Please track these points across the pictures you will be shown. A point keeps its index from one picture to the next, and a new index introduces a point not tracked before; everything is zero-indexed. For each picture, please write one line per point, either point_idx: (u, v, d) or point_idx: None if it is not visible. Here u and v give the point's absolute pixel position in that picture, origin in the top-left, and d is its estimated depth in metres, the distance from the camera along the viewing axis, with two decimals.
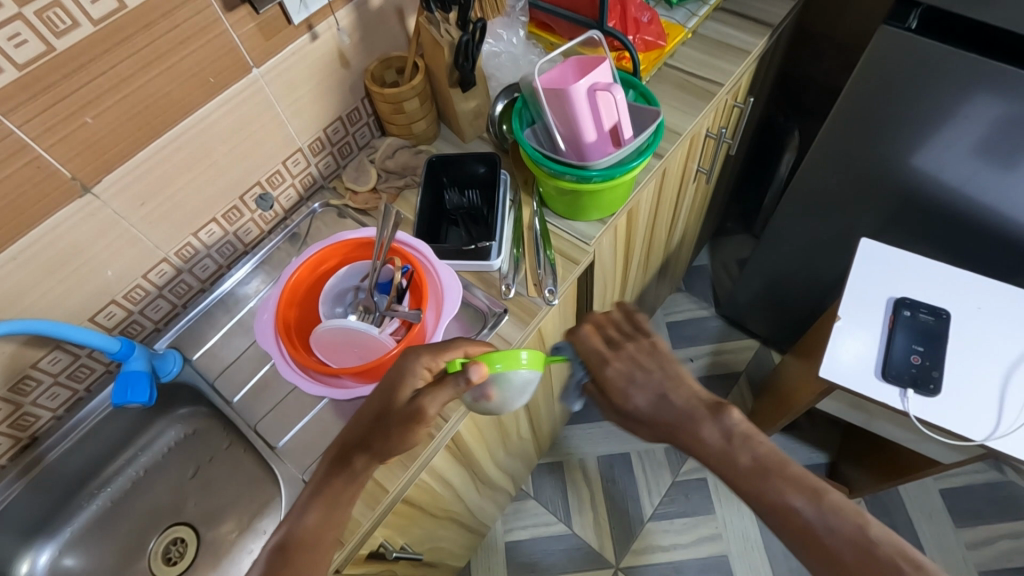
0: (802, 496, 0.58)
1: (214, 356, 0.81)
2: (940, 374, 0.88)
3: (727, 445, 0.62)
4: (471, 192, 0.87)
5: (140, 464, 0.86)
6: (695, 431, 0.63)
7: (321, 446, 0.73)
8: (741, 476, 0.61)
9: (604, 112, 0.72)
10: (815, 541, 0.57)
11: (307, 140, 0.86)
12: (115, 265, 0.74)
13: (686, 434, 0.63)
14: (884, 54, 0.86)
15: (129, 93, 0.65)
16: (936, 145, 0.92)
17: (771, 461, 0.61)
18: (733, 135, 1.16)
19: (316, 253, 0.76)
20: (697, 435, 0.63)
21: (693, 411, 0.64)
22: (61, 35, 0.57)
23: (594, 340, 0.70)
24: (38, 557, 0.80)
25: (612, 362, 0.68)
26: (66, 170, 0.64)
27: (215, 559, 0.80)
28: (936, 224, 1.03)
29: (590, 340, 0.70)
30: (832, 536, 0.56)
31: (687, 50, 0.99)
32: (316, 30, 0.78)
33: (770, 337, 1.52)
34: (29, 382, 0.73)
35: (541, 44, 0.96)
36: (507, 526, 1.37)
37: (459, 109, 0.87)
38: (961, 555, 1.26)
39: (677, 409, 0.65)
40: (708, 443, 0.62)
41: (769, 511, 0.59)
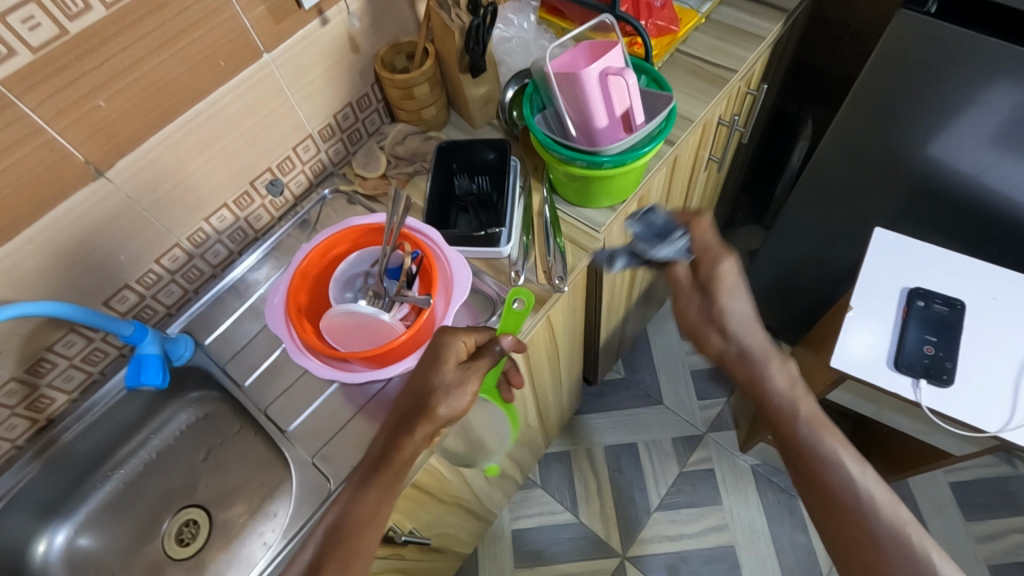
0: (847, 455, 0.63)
1: (225, 340, 0.82)
2: (953, 365, 0.87)
3: (792, 403, 0.65)
4: (481, 178, 0.86)
5: (152, 447, 0.87)
6: (761, 375, 0.66)
7: (332, 430, 0.74)
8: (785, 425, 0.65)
9: (615, 97, 0.71)
10: (836, 504, 0.61)
11: (317, 126, 0.86)
12: (127, 249, 0.74)
13: (754, 375, 0.66)
14: (903, 40, 0.84)
15: (141, 76, 0.65)
16: (953, 133, 0.90)
17: (824, 423, 0.64)
18: (745, 124, 1.14)
19: (327, 238, 0.76)
20: (764, 375, 0.66)
21: (768, 351, 0.66)
22: (74, 18, 0.58)
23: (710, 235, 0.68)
24: (53, 536, 0.81)
25: (718, 272, 0.66)
26: (79, 153, 0.64)
27: (226, 542, 0.80)
28: (952, 213, 1.02)
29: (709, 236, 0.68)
30: (868, 516, 0.60)
31: (699, 36, 0.97)
32: (326, 15, 0.77)
33: (779, 329, 1.51)
34: (45, 364, 0.74)
35: (551, 30, 0.95)
36: (514, 514, 1.37)
37: (470, 94, 0.86)
38: (971, 547, 1.26)
39: (760, 343, 0.66)
40: (776, 385, 0.65)
41: (809, 470, 0.63)
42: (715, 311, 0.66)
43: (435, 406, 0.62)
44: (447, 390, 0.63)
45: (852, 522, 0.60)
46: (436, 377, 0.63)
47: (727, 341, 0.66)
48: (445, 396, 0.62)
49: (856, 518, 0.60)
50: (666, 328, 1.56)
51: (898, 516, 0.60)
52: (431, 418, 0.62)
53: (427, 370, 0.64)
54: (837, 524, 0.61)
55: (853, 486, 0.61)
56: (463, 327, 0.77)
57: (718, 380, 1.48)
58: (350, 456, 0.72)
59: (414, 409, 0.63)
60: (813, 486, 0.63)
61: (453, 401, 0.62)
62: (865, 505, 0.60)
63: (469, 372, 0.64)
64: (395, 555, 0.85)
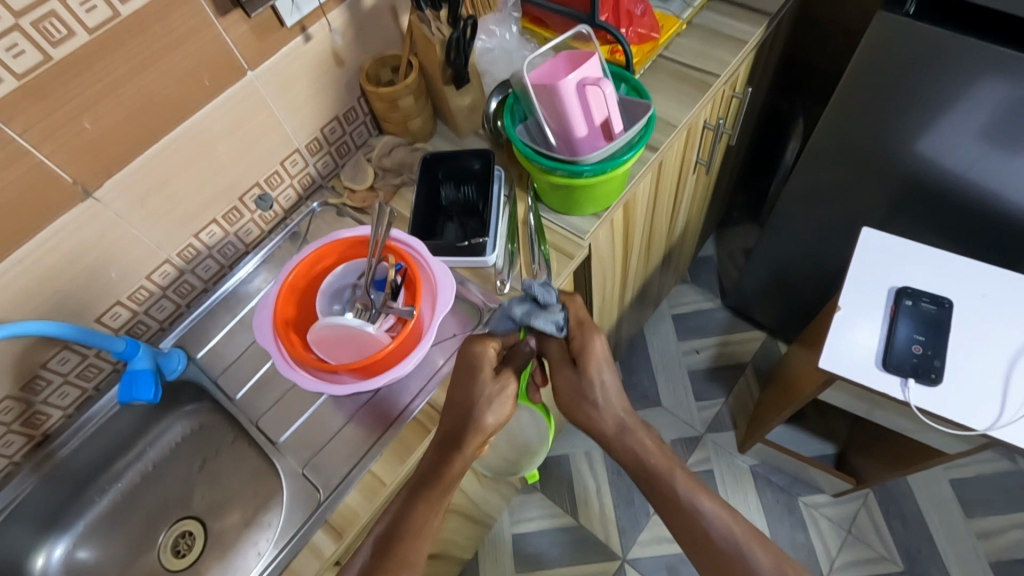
0: (713, 503, 0.67)
1: (218, 353, 0.83)
2: (942, 364, 0.87)
3: (664, 462, 0.68)
4: (467, 188, 0.85)
5: (148, 459, 0.88)
6: (624, 441, 0.68)
7: (321, 441, 0.75)
8: (658, 489, 0.68)
9: (594, 106, 0.72)
10: (716, 551, 0.66)
11: (304, 140, 0.87)
12: (118, 266, 0.76)
13: (622, 445, 0.68)
14: (885, 39, 0.85)
15: (126, 97, 0.66)
16: (939, 130, 0.90)
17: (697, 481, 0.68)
18: (733, 126, 1.15)
19: (313, 252, 0.77)
20: (630, 444, 0.68)
21: (628, 422, 0.68)
22: (58, 44, 0.59)
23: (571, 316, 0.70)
24: (52, 550, 0.82)
25: (592, 347, 0.67)
26: (67, 175, 0.66)
27: (221, 552, 0.82)
28: (941, 210, 1.02)
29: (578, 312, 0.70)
30: (748, 560, 0.65)
31: (683, 41, 0.98)
32: (309, 32, 0.79)
33: (776, 328, 1.51)
34: (40, 381, 0.76)
35: (535, 39, 0.96)
36: (513, 518, 1.38)
37: (454, 105, 0.87)
38: (971, 544, 1.25)
39: (621, 419, 0.68)
40: (648, 449, 0.68)
41: (686, 525, 0.67)
42: (584, 395, 0.68)
43: (481, 417, 0.63)
44: (488, 399, 0.64)
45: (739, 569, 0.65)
46: (477, 389, 0.64)
47: (606, 410, 0.68)
48: (486, 407, 0.64)
49: (741, 567, 0.65)
50: (662, 330, 1.56)
51: (773, 550, 0.66)
52: (479, 430, 0.63)
53: (468, 382, 0.65)
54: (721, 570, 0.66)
55: (732, 537, 0.66)
56: (450, 335, 0.79)
57: (715, 381, 1.48)
58: (341, 466, 0.72)
59: (459, 422, 0.65)
60: (691, 541, 0.68)
61: (495, 410, 0.64)
62: (743, 546, 0.66)
63: (507, 376, 0.66)
64: None
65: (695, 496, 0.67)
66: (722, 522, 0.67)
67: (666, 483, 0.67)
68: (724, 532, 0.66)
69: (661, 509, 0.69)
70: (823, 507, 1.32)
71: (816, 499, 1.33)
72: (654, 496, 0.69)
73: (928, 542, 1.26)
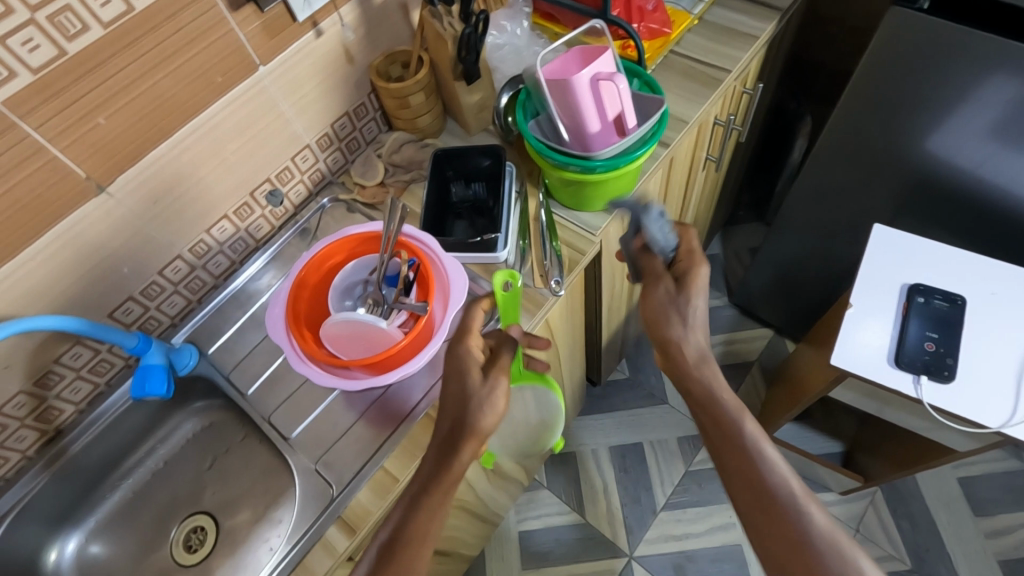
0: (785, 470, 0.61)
1: (229, 349, 0.83)
2: (954, 361, 0.87)
3: (738, 409, 0.64)
4: (477, 184, 0.87)
5: (159, 455, 0.89)
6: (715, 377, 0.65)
7: (332, 438, 0.75)
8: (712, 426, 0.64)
9: (607, 102, 0.73)
10: (774, 510, 0.58)
11: (315, 136, 0.87)
12: (131, 262, 0.76)
13: (703, 368, 0.66)
14: (897, 36, 0.84)
15: (140, 93, 0.66)
16: (950, 127, 0.90)
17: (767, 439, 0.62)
18: (742, 122, 1.15)
19: (324, 248, 0.77)
20: (710, 375, 0.65)
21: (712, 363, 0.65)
22: (72, 39, 0.59)
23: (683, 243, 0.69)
24: (64, 545, 0.83)
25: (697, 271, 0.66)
26: (80, 171, 0.66)
27: (232, 547, 0.82)
28: (951, 208, 1.01)
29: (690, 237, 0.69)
30: (802, 520, 0.58)
31: (692, 37, 0.98)
32: (320, 27, 0.78)
33: (783, 326, 1.50)
34: (53, 376, 0.76)
35: (545, 35, 0.96)
36: (520, 516, 1.38)
37: (465, 102, 0.87)
38: (979, 543, 1.25)
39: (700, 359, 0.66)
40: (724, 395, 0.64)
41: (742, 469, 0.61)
42: (681, 311, 0.66)
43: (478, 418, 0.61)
44: (481, 396, 0.62)
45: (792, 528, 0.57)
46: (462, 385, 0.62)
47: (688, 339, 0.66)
48: (482, 405, 0.61)
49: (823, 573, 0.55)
50: None
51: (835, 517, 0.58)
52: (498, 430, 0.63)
53: (459, 385, 0.63)
54: (770, 522, 0.58)
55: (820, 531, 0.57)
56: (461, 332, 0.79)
57: None
58: (353, 462, 0.73)
59: (460, 422, 0.61)
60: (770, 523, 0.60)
61: (489, 409, 0.61)
62: (799, 503, 0.58)
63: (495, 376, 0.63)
64: None
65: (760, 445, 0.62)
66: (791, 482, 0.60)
67: (733, 424, 0.63)
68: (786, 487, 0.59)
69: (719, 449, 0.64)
70: (831, 505, 1.32)
71: (824, 497, 1.33)
72: (717, 433, 0.64)
73: (936, 541, 1.26)
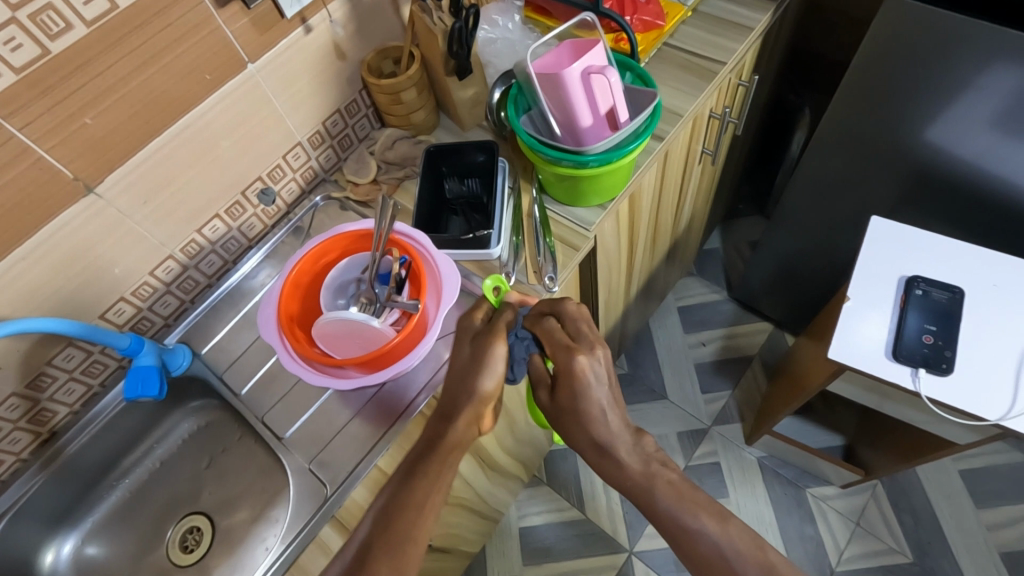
0: (711, 523, 0.60)
1: (223, 349, 0.83)
2: (953, 354, 0.86)
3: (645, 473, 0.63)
4: (471, 180, 0.86)
5: (156, 456, 0.89)
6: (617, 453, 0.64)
7: (327, 437, 0.74)
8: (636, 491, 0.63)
9: (599, 95, 0.71)
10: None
11: (306, 134, 0.87)
12: (122, 263, 0.75)
13: (611, 454, 0.64)
14: (894, 26, 0.83)
15: (127, 91, 0.66)
16: (949, 118, 0.89)
17: (688, 492, 0.62)
18: (739, 115, 1.14)
19: (316, 246, 0.76)
20: (617, 456, 0.64)
21: (618, 435, 0.64)
22: (57, 38, 0.58)
23: (557, 335, 0.64)
24: (61, 546, 0.83)
25: (573, 367, 0.61)
26: (68, 171, 0.65)
27: (229, 548, 0.82)
28: (950, 199, 1.00)
29: (556, 333, 0.64)
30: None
31: (688, 29, 0.97)
32: (309, 24, 0.78)
33: (783, 320, 1.50)
34: (45, 379, 0.76)
35: (537, 29, 0.94)
36: (520, 512, 1.38)
37: (458, 97, 0.86)
38: (981, 536, 1.24)
39: (608, 430, 0.64)
40: (628, 469, 0.63)
41: (682, 546, 0.60)
42: (582, 411, 0.63)
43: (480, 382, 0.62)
44: (478, 363, 0.63)
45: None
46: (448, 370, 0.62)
47: (590, 427, 0.63)
48: (479, 372, 0.62)
49: None
50: (667, 323, 1.56)
51: (766, 560, 0.57)
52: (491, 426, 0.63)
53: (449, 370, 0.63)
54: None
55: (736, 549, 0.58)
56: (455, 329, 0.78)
57: (722, 374, 1.47)
58: (348, 461, 0.72)
59: None
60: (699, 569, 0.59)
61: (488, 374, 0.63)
62: (732, 559, 0.58)
63: (483, 345, 0.64)
64: None
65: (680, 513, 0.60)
66: (716, 536, 0.59)
67: (649, 501, 0.62)
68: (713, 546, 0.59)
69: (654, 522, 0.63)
70: (831, 499, 1.31)
71: (824, 492, 1.32)
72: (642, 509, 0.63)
73: (938, 534, 1.25)
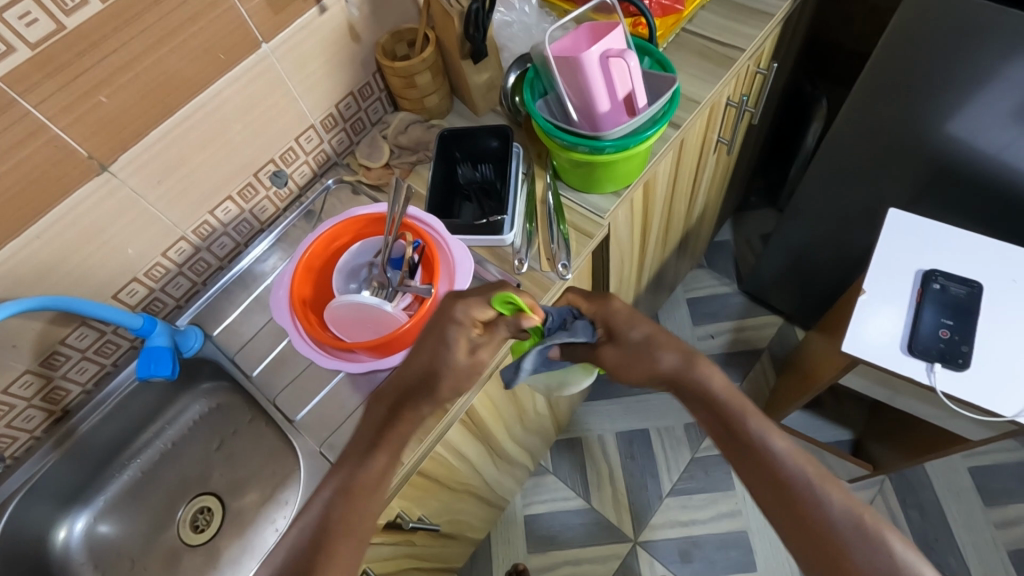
0: (789, 451, 0.60)
1: (234, 332, 0.83)
2: (970, 349, 0.85)
3: (734, 398, 0.63)
4: (484, 166, 0.85)
5: (167, 436, 0.89)
6: (709, 385, 0.63)
7: (337, 421, 0.74)
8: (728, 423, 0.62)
9: (617, 79, 0.70)
10: (799, 504, 0.58)
11: (319, 117, 0.86)
12: (135, 244, 0.75)
13: (693, 379, 0.64)
14: (919, 13, 0.81)
15: (141, 70, 0.65)
16: (972, 109, 0.87)
17: (766, 426, 0.62)
18: (755, 104, 1.12)
19: (329, 230, 0.76)
20: (701, 377, 0.64)
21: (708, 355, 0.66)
22: (72, 13, 0.58)
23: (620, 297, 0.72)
24: (74, 523, 0.84)
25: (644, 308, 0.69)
26: (83, 149, 0.65)
27: (239, 529, 0.83)
28: (971, 192, 0.99)
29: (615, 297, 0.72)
30: (821, 503, 0.58)
31: (707, 15, 0.95)
32: (324, 4, 0.77)
33: (794, 313, 1.48)
34: (59, 358, 0.76)
35: (554, 13, 0.93)
36: (526, 500, 1.38)
37: (472, 81, 0.86)
38: (989, 534, 1.24)
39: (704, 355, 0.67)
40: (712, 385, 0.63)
41: (756, 471, 0.61)
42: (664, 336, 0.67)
43: (446, 389, 0.62)
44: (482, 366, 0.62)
45: (815, 512, 0.58)
46: (460, 358, 0.62)
47: None
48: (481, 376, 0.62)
49: (813, 509, 0.58)
50: (677, 314, 1.55)
51: (846, 497, 0.58)
52: None
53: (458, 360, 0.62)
54: (800, 522, 0.58)
55: (806, 476, 0.59)
56: None
57: (731, 367, 1.46)
58: None
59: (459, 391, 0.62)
60: (776, 496, 0.59)
61: (462, 386, 0.63)
62: (816, 486, 0.58)
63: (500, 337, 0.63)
64: (406, 541, 0.87)
65: (768, 436, 0.61)
66: (797, 460, 0.60)
67: (736, 424, 0.62)
68: (800, 473, 0.59)
69: (728, 450, 0.64)
70: None
71: None
72: (725, 433, 0.63)
73: (945, 530, 1.25)
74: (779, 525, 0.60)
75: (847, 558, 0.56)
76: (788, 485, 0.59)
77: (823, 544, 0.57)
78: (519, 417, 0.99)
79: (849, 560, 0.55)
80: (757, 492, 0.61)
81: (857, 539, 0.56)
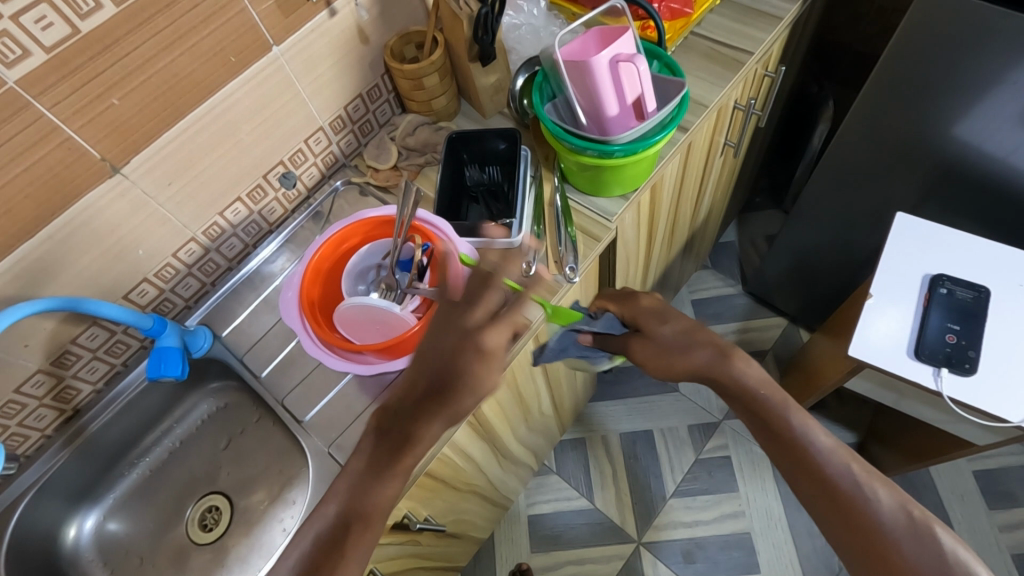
0: (826, 443, 0.64)
1: (242, 332, 0.84)
2: (977, 354, 0.85)
3: (777, 395, 0.66)
4: (492, 168, 0.86)
5: (175, 435, 0.90)
6: (746, 379, 0.67)
7: (345, 421, 0.75)
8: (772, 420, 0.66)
9: (627, 84, 0.71)
10: (843, 501, 0.60)
11: (328, 119, 0.86)
12: (146, 244, 0.76)
13: (729, 376, 0.67)
14: (929, 17, 0.81)
15: (151, 74, 0.66)
16: (981, 113, 0.87)
17: (814, 427, 0.65)
18: (763, 107, 1.12)
19: (338, 232, 0.77)
20: (737, 372, 0.67)
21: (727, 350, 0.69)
22: (86, 17, 0.58)
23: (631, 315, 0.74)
24: (84, 521, 0.84)
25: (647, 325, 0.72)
26: (95, 151, 0.66)
27: (246, 528, 0.84)
28: (979, 196, 0.98)
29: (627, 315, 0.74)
30: (869, 500, 0.60)
31: (714, 18, 0.95)
32: (334, 7, 0.77)
33: (798, 315, 1.48)
34: (70, 357, 0.76)
35: (562, 15, 0.93)
36: (530, 500, 1.38)
37: (480, 84, 0.86)
38: (994, 537, 1.24)
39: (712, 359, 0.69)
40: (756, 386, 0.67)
41: (802, 469, 0.63)
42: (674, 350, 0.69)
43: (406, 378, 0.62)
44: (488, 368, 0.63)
45: (862, 511, 0.59)
46: None
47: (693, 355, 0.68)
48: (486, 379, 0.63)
49: (860, 503, 0.60)
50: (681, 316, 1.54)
51: (897, 494, 0.60)
52: None
53: None
54: (845, 516, 0.60)
55: (850, 474, 0.61)
56: None
57: None
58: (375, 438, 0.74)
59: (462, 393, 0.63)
60: (821, 493, 0.62)
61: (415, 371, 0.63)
62: (862, 484, 0.61)
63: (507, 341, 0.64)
64: (412, 541, 0.87)
65: (809, 432, 0.64)
66: (835, 456, 0.63)
67: (782, 421, 0.65)
68: (843, 470, 0.62)
69: (769, 446, 0.67)
70: None
71: None
72: (764, 427, 0.67)
73: None
74: (824, 525, 0.62)
75: (895, 555, 0.57)
76: (832, 480, 0.61)
77: (872, 542, 0.58)
78: (524, 418, 0.99)
79: (897, 557, 0.57)
80: (800, 491, 0.64)
81: (907, 538, 0.57)
